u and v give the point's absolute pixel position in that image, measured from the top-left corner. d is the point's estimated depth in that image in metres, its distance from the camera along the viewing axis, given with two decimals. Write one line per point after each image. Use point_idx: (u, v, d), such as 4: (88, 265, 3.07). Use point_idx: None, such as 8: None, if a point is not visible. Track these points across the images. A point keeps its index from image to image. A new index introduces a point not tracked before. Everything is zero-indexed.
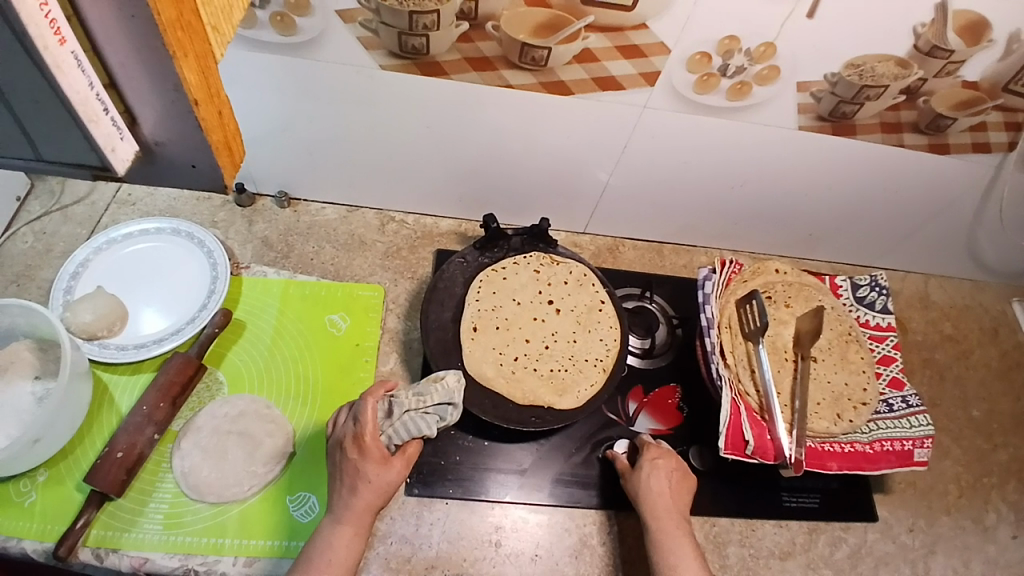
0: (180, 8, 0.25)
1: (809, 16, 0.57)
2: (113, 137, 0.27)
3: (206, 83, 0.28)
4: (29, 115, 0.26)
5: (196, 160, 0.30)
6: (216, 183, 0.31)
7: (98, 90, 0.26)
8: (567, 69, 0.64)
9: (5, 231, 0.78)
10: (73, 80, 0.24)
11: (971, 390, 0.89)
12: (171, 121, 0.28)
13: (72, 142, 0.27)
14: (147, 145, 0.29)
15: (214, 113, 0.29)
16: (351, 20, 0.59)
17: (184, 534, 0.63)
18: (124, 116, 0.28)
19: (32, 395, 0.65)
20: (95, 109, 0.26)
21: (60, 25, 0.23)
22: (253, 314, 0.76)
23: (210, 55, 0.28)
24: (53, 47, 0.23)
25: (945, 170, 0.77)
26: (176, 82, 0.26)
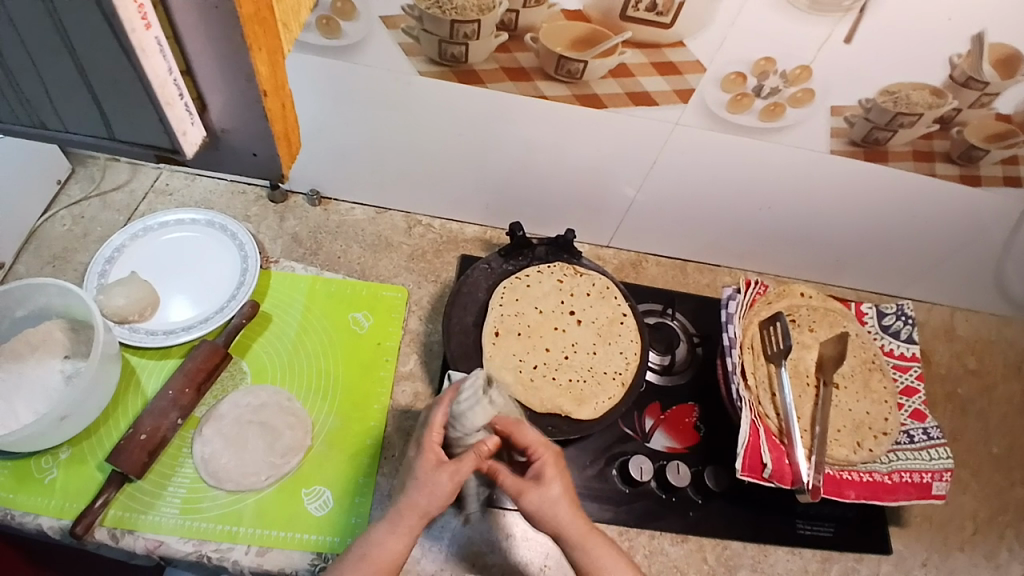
0: (258, 4, 0.26)
1: (846, 41, 0.58)
2: (185, 120, 0.28)
3: (275, 76, 0.29)
4: (109, 95, 0.28)
5: (257, 149, 0.31)
6: (273, 172, 0.32)
7: (175, 76, 0.27)
8: (602, 84, 0.65)
9: (44, 213, 0.81)
10: (154, 62, 0.25)
11: (992, 426, 0.88)
12: (238, 111, 0.29)
13: (149, 123, 0.28)
14: (213, 132, 0.30)
15: (279, 105, 0.30)
16: (394, 26, 0.61)
17: (200, 520, 0.64)
18: (195, 102, 0.29)
19: (61, 374, 0.67)
20: (171, 93, 0.27)
21: (147, 9, 0.24)
22: (280, 308, 0.78)
23: (280, 51, 0.29)
24: (140, 31, 0.24)
25: (976, 201, 0.76)
26: (248, 73, 0.27)
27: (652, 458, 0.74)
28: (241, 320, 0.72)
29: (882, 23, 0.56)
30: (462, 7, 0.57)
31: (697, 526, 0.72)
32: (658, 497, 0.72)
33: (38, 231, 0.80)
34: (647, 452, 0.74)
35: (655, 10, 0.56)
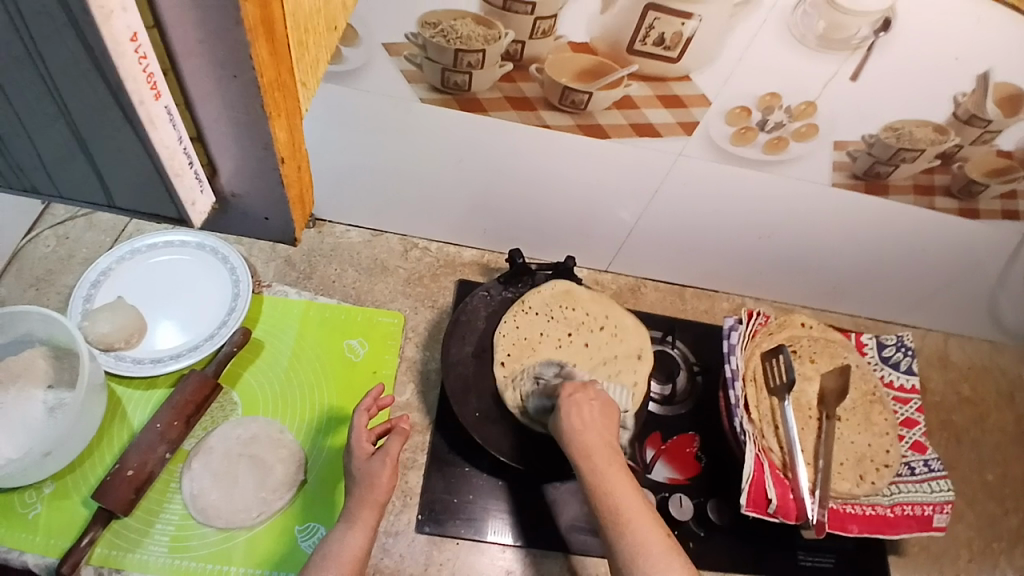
0: (279, 68, 0.25)
1: (851, 78, 0.57)
2: (195, 190, 0.27)
3: (292, 140, 0.28)
4: (109, 165, 0.28)
5: (269, 214, 0.30)
6: (286, 236, 0.31)
7: (185, 144, 0.26)
8: (606, 114, 0.64)
9: (28, 234, 0.78)
10: (163, 133, 0.24)
11: (985, 454, 0.88)
12: (249, 176, 0.28)
13: (157, 194, 0.28)
14: (223, 196, 0.29)
15: (294, 168, 0.29)
16: (396, 54, 0.59)
17: (189, 558, 0.62)
18: (206, 168, 0.28)
19: (45, 405, 0.64)
20: (181, 163, 0.26)
21: (156, 77, 0.23)
22: (273, 334, 0.76)
23: (299, 112, 0.28)
24: (148, 102, 0.23)
25: (972, 234, 0.77)
26: (266, 141, 0.26)
27: (653, 489, 0.74)
28: (233, 347, 0.71)
29: (889, 60, 0.55)
30: (467, 36, 0.56)
31: (698, 558, 0.71)
32: None
33: (21, 253, 0.77)
34: (648, 483, 0.74)
35: (663, 44, 0.55)
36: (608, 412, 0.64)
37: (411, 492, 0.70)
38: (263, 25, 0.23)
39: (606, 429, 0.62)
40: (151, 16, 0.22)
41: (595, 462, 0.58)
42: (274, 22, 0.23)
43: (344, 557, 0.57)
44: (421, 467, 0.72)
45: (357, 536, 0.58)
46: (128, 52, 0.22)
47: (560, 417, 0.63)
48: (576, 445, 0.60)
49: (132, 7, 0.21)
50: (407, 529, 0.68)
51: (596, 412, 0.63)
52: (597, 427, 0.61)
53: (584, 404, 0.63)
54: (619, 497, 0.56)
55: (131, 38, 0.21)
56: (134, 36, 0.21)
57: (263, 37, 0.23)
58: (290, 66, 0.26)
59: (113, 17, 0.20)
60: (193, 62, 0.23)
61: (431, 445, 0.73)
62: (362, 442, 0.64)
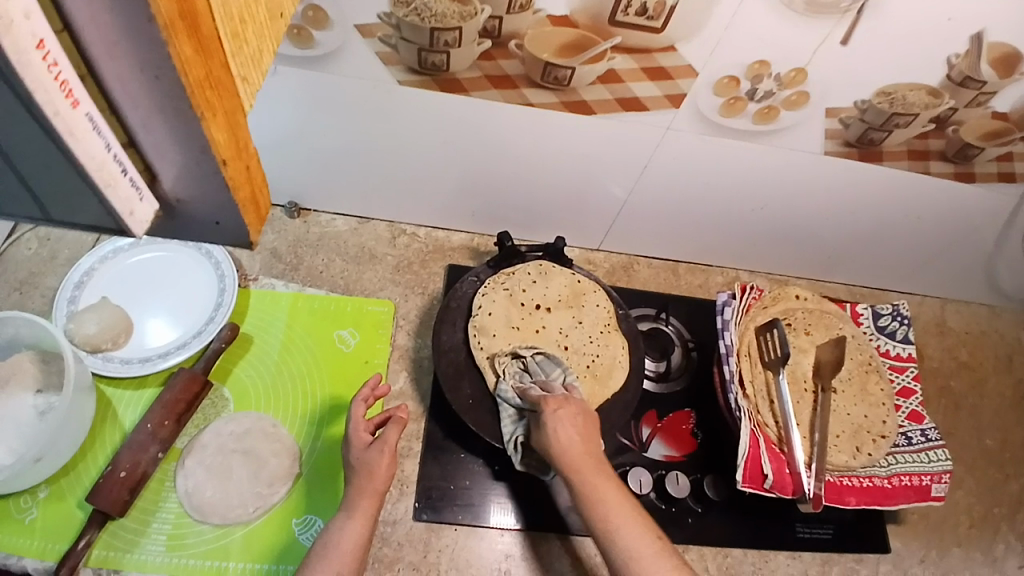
0: (210, 64, 0.23)
1: (843, 43, 0.55)
2: (132, 199, 0.26)
3: (235, 140, 0.26)
4: (41, 177, 0.26)
5: (220, 217, 0.28)
6: (239, 240, 0.29)
7: (115, 151, 0.24)
8: (591, 89, 0.62)
9: (7, 236, 0.77)
10: (88, 144, 0.22)
11: (984, 419, 0.88)
12: (194, 180, 0.27)
13: (92, 206, 0.26)
14: (167, 202, 0.28)
15: (243, 169, 0.27)
16: (369, 35, 0.57)
17: (187, 556, 0.62)
18: (144, 173, 0.26)
19: (34, 409, 0.64)
20: (112, 173, 0.24)
21: (72, 85, 0.21)
22: (262, 328, 0.75)
23: (241, 110, 0.26)
24: (65, 112, 0.21)
25: (968, 199, 0.75)
26: (204, 144, 0.25)
27: (651, 468, 0.74)
28: (220, 344, 0.70)
29: (880, 24, 0.53)
30: (442, 14, 0.54)
31: (697, 535, 0.72)
32: (658, 508, 0.72)
33: (2, 256, 0.76)
34: (645, 462, 0.74)
35: (645, 14, 0.53)
36: (590, 424, 0.61)
37: (407, 480, 0.70)
38: (181, 20, 0.21)
39: (590, 442, 0.59)
40: (59, 17, 0.21)
41: (585, 481, 0.56)
42: (197, 16, 0.22)
43: (345, 547, 0.57)
44: (416, 455, 0.71)
45: (355, 525, 0.58)
46: (34, 59, 0.20)
47: (547, 434, 0.60)
48: (562, 462, 0.58)
49: (35, 12, 0.19)
50: (404, 518, 0.68)
51: (579, 424, 0.60)
52: (585, 446, 0.59)
53: (566, 418, 0.61)
54: (612, 516, 0.55)
55: (37, 45, 0.20)
56: (39, 42, 0.20)
57: (183, 33, 0.21)
58: (224, 61, 0.24)
59: (14, 23, 0.19)
60: (114, 63, 0.22)
61: (425, 433, 0.72)
62: (357, 432, 0.63)
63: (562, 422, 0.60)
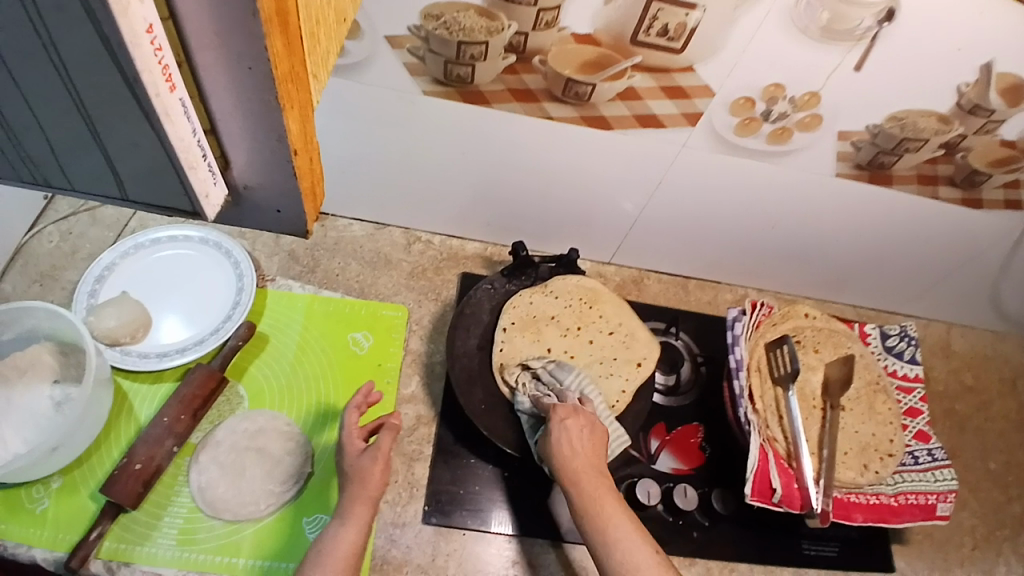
0: (292, 59, 0.25)
1: (856, 68, 0.57)
2: (209, 182, 0.27)
3: (304, 132, 0.28)
4: (123, 157, 0.28)
5: (281, 206, 0.30)
6: (297, 228, 0.31)
7: (199, 136, 0.26)
8: (610, 106, 0.64)
9: (30, 230, 0.78)
10: (178, 125, 0.24)
11: (988, 442, 0.88)
12: (262, 167, 0.28)
13: (171, 185, 0.28)
14: (236, 189, 0.29)
15: (307, 160, 0.29)
16: (399, 46, 0.59)
17: (197, 551, 0.63)
18: (219, 160, 0.28)
19: (51, 400, 0.65)
20: (195, 155, 0.26)
21: (171, 70, 0.23)
22: (279, 328, 0.76)
23: (310, 106, 0.28)
24: (163, 93, 0.23)
25: (976, 224, 0.77)
26: (281, 133, 0.26)
27: (658, 480, 0.74)
28: (238, 341, 0.71)
29: (892, 52, 0.55)
30: (469, 28, 0.56)
31: (703, 548, 0.72)
32: (665, 520, 0.72)
33: (25, 248, 0.77)
34: (653, 474, 0.74)
35: (665, 36, 0.55)
36: (598, 440, 0.63)
37: (417, 484, 0.71)
38: (277, 17, 0.22)
39: (593, 459, 0.61)
40: (166, 8, 0.22)
41: (589, 492, 0.59)
42: (288, 13, 0.23)
43: (338, 553, 0.58)
44: (427, 459, 0.72)
45: (350, 531, 0.59)
46: (144, 44, 0.22)
47: (551, 444, 0.62)
48: (564, 471, 0.61)
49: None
50: (413, 521, 0.69)
51: (586, 440, 0.62)
52: (587, 457, 0.61)
53: (573, 430, 0.63)
54: (611, 530, 0.57)
55: (148, 30, 0.22)
56: (150, 28, 0.22)
57: (277, 29, 0.23)
58: (303, 58, 0.26)
59: (131, 8, 0.20)
60: (208, 54, 0.23)
61: (436, 436, 0.73)
62: (351, 439, 0.64)
63: (568, 439, 0.62)
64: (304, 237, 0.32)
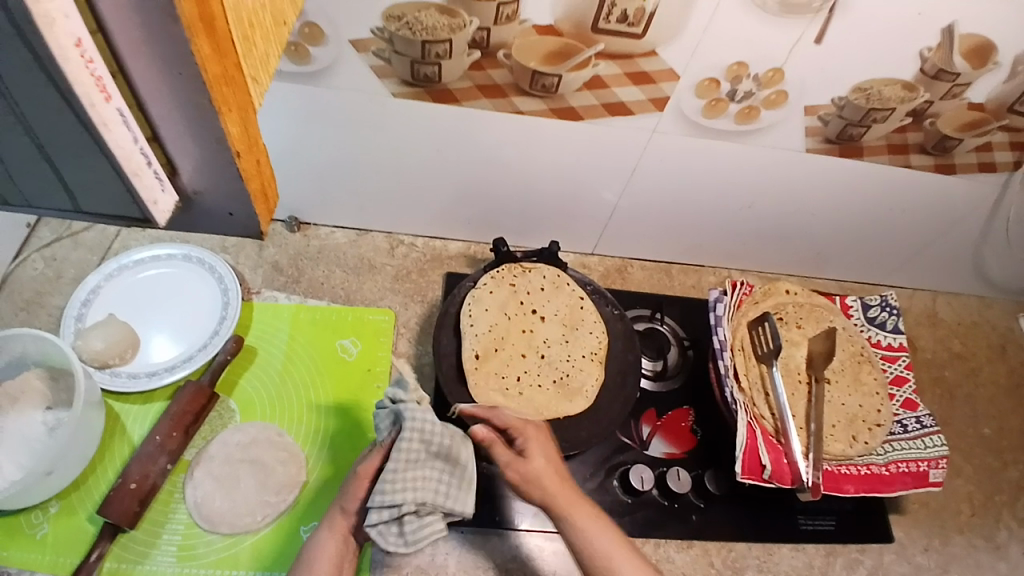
0: (225, 63, 0.25)
1: (816, 41, 0.58)
2: (155, 189, 0.27)
3: (247, 134, 0.28)
4: (69, 169, 0.28)
5: (233, 209, 0.30)
6: (251, 232, 0.31)
7: (142, 144, 0.26)
8: (577, 96, 0.64)
9: (15, 257, 0.79)
10: (118, 135, 0.25)
11: (981, 408, 0.89)
12: (210, 173, 0.28)
13: (119, 195, 0.28)
14: (187, 195, 0.29)
15: (253, 162, 0.29)
16: (364, 49, 0.60)
17: (197, 567, 0.63)
18: (166, 168, 0.28)
19: (45, 425, 0.65)
20: (138, 163, 0.26)
21: (106, 81, 0.23)
22: (264, 340, 0.76)
23: (252, 107, 0.28)
24: (99, 104, 0.23)
25: (951, 189, 0.77)
26: (219, 136, 0.26)
27: (651, 466, 0.74)
28: (226, 356, 0.72)
29: (851, 22, 0.56)
30: (433, 27, 0.57)
31: (701, 530, 0.72)
32: (661, 505, 0.73)
33: (9, 276, 0.78)
34: (646, 460, 0.75)
35: (625, 21, 0.56)
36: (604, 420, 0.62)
37: None
38: (202, 22, 0.23)
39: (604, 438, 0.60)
40: (94, 21, 0.22)
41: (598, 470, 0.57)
42: (215, 18, 0.23)
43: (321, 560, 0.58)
44: None
45: (331, 539, 0.59)
46: (73, 54, 0.22)
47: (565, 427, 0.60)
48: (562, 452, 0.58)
49: (72, 13, 0.21)
50: None
51: None
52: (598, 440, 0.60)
53: None
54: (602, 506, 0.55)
55: (76, 45, 0.22)
56: (79, 42, 0.22)
57: (202, 34, 0.23)
58: (238, 60, 0.26)
59: (56, 23, 0.21)
60: (141, 63, 0.23)
61: None
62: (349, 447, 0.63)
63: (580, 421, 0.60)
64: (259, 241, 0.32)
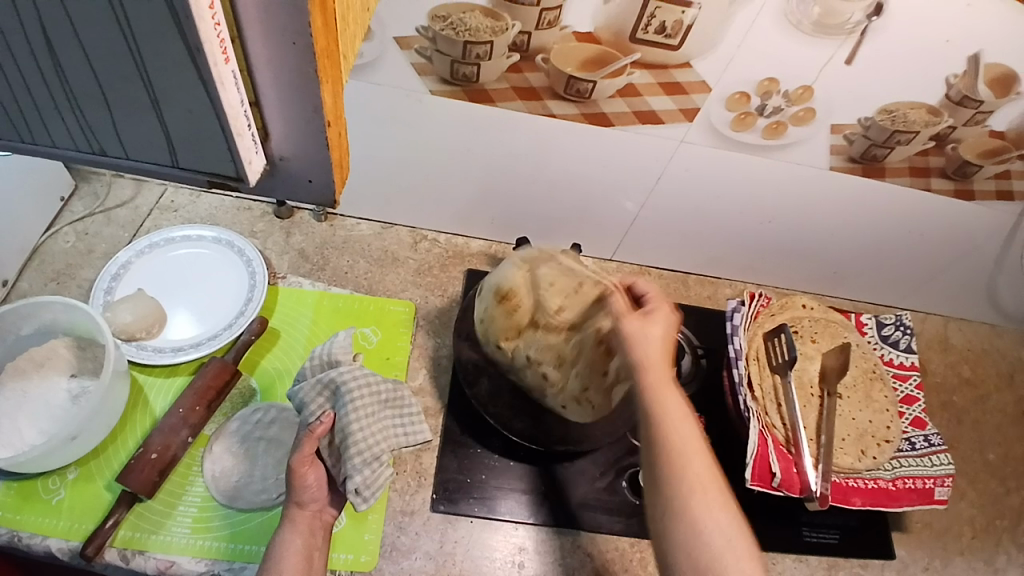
0: (328, 38, 0.27)
1: (847, 62, 0.59)
2: (251, 150, 0.29)
3: (336, 106, 0.29)
4: (175, 124, 0.29)
5: (313, 175, 0.32)
6: (326, 197, 0.33)
7: (246, 107, 0.28)
8: (610, 103, 0.66)
9: (47, 230, 0.80)
10: (230, 95, 0.26)
11: (987, 433, 0.90)
12: (297, 139, 0.30)
13: (217, 152, 0.29)
14: (273, 159, 0.31)
15: (337, 134, 0.31)
16: (407, 46, 0.62)
17: (211, 539, 0.64)
18: (260, 132, 0.30)
19: (68, 394, 0.66)
20: (242, 124, 0.28)
21: (227, 44, 0.25)
22: (288, 324, 0.78)
23: (342, 82, 0.30)
24: (220, 64, 0.25)
25: (970, 215, 0.79)
26: (315, 104, 0.28)
27: None
28: (251, 335, 0.73)
29: (881, 45, 0.58)
30: (476, 28, 0.59)
31: None
32: None
33: (40, 248, 0.79)
34: None
35: (663, 33, 0.58)
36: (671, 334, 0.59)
37: (425, 473, 0.72)
38: None
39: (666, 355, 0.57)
40: None
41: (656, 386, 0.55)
42: None
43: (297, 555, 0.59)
44: (435, 449, 0.73)
45: (296, 535, 0.60)
46: (206, 16, 0.23)
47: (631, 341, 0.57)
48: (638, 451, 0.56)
49: None
50: (422, 508, 0.70)
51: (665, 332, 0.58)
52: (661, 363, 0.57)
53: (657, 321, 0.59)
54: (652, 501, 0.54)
55: (210, 7, 0.23)
56: (212, 5, 0.23)
57: (317, 7, 0.25)
58: (337, 37, 0.28)
59: None
60: (255, 30, 0.25)
61: (443, 427, 0.75)
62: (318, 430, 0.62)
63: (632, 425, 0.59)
64: (332, 208, 0.34)
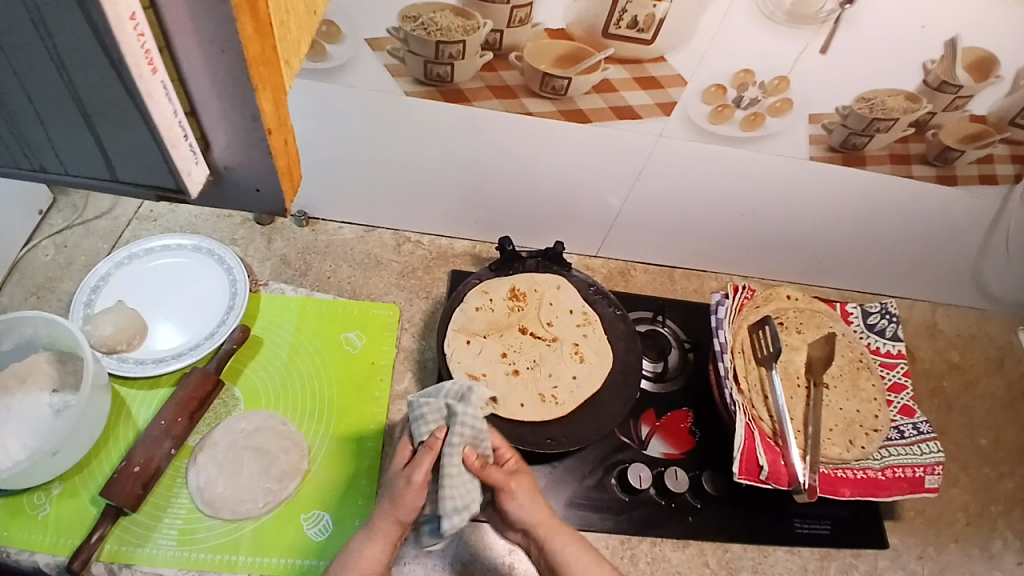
0: (263, 44, 0.26)
1: (822, 51, 0.59)
2: (190, 161, 0.29)
3: (279, 114, 0.29)
4: (108, 135, 0.29)
5: (260, 184, 0.31)
6: (276, 207, 0.32)
7: (180, 117, 0.27)
8: (585, 99, 0.66)
9: (26, 244, 0.80)
10: (161, 106, 0.26)
11: (976, 418, 0.90)
12: (240, 147, 0.29)
13: (154, 163, 0.29)
14: (217, 168, 0.30)
15: (282, 141, 0.30)
16: (379, 48, 0.61)
17: (198, 550, 0.64)
18: (199, 142, 0.29)
19: (51, 408, 0.66)
20: (177, 135, 0.27)
21: (153, 55, 0.25)
22: (271, 331, 0.77)
23: (285, 89, 0.29)
24: (147, 75, 0.25)
25: (952, 201, 0.78)
26: (253, 113, 0.27)
27: (649, 465, 0.75)
28: (232, 345, 0.72)
29: (855, 33, 0.57)
30: (447, 28, 0.58)
31: (696, 530, 0.73)
32: (658, 504, 0.74)
33: (19, 262, 0.79)
34: (644, 459, 0.76)
35: (635, 27, 0.57)
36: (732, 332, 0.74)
37: None
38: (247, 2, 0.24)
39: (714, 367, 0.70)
40: None
41: None
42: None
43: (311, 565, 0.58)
44: None
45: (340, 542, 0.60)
46: (127, 26, 0.23)
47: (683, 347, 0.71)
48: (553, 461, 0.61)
49: None
50: None
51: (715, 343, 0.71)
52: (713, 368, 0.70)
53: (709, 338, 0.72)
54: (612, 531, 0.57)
55: (131, 17, 0.23)
56: (133, 15, 0.23)
57: (247, 12, 0.24)
58: (275, 43, 0.27)
59: None
60: (189, 40, 0.25)
61: None
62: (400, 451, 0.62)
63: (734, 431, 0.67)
64: (284, 217, 0.33)
